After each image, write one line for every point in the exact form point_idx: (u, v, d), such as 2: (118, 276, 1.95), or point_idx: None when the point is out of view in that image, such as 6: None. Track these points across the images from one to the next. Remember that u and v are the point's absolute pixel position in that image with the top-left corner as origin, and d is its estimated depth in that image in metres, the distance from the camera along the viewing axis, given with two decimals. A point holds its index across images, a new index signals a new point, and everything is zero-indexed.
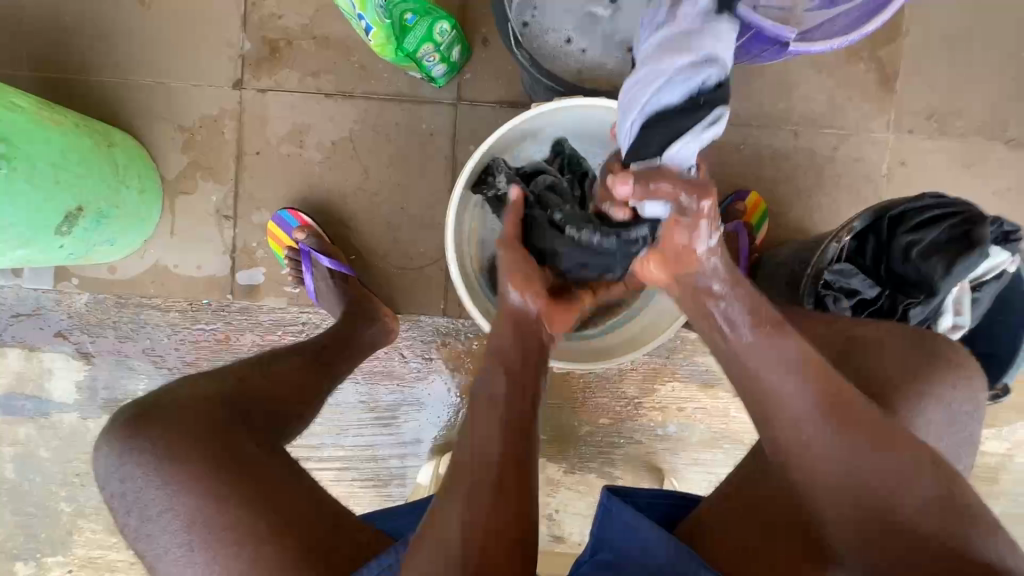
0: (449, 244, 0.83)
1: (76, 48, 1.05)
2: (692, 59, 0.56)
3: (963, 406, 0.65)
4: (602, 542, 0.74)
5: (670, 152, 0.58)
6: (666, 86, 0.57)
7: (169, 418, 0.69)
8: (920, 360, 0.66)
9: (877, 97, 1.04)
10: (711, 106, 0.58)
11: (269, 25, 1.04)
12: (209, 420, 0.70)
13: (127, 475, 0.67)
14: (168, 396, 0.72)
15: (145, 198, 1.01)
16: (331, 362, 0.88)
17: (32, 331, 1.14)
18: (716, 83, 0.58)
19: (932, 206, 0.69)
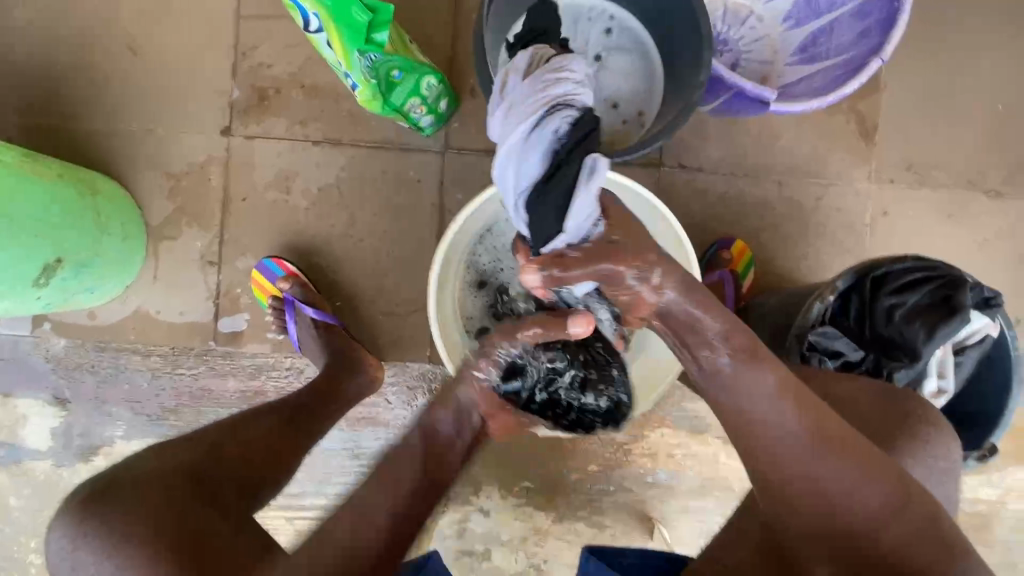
0: (432, 307, 0.83)
1: (63, 94, 1.05)
2: (530, 126, 0.55)
3: (935, 457, 0.64)
4: None
5: (565, 221, 0.59)
6: (523, 163, 0.56)
7: (129, 491, 0.63)
8: (897, 406, 0.66)
9: (858, 147, 1.06)
10: (578, 155, 0.56)
11: (259, 73, 1.05)
12: (173, 494, 0.64)
13: (80, 561, 0.60)
14: (128, 469, 0.67)
15: (129, 245, 1.00)
16: (313, 419, 0.85)
17: (6, 376, 1.12)
18: (575, 124, 0.56)
19: (913, 268, 0.69)
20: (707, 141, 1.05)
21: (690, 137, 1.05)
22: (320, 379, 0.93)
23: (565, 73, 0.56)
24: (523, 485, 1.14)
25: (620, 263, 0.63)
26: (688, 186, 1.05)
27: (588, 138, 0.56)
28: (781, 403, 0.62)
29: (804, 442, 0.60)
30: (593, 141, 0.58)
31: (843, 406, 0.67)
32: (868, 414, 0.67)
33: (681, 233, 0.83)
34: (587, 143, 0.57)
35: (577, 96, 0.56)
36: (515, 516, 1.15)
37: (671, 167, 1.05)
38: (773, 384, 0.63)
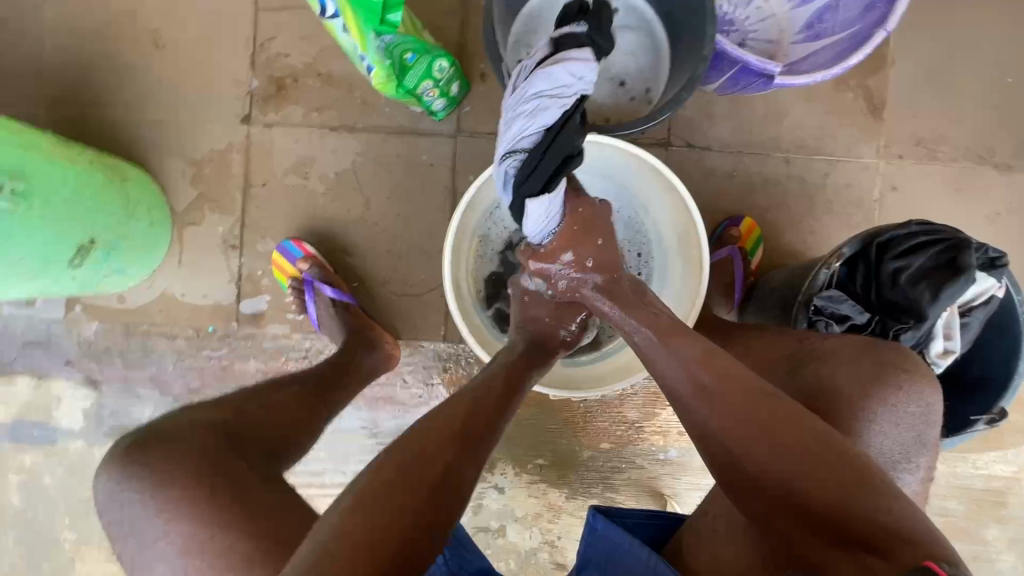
0: (447, 275, 0.84)
1: (91, 87, 1.10)
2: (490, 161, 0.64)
3: (897, 402, 0.64)
4: (587, 561, 0.75)
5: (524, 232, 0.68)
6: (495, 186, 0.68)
7: (167, 442, 0.67)
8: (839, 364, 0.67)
9: (865, 124, 1.07)
10: (517, 197, 0.62)
11: (276, 63, 1.09)
12: (207, 445, 0.68)
13: (127, 502, 0.65)
14: (164, 425, 0.71)
15: (155, 229, 1.04)
16: (333, 390, 0.88)
17: (42, 359, 1.17)
18: (523, 162, 0.59)
19: (917, 233, 0.70)
20: (714, 120, 1.06)
21: (697, 116, 1.06)
22: (337, 353, 0.96)
23: (520, 107, 0.57)
24: (537, 463, 1.17)
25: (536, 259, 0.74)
26: (696, 165, 1.07)
27: (537, 173, 0.59)
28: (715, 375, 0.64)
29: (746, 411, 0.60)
30: (541, 180, 0.60)
31: (819, 363, 0.68)
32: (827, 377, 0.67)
33: (692, 200, 0.80)
34: (534, 178, 0.60)
35: (524, 135, 0.57)
36: (529, 493, 1.17)
37: (678, 146, 1.07)
38: (696, 353, 0.66)
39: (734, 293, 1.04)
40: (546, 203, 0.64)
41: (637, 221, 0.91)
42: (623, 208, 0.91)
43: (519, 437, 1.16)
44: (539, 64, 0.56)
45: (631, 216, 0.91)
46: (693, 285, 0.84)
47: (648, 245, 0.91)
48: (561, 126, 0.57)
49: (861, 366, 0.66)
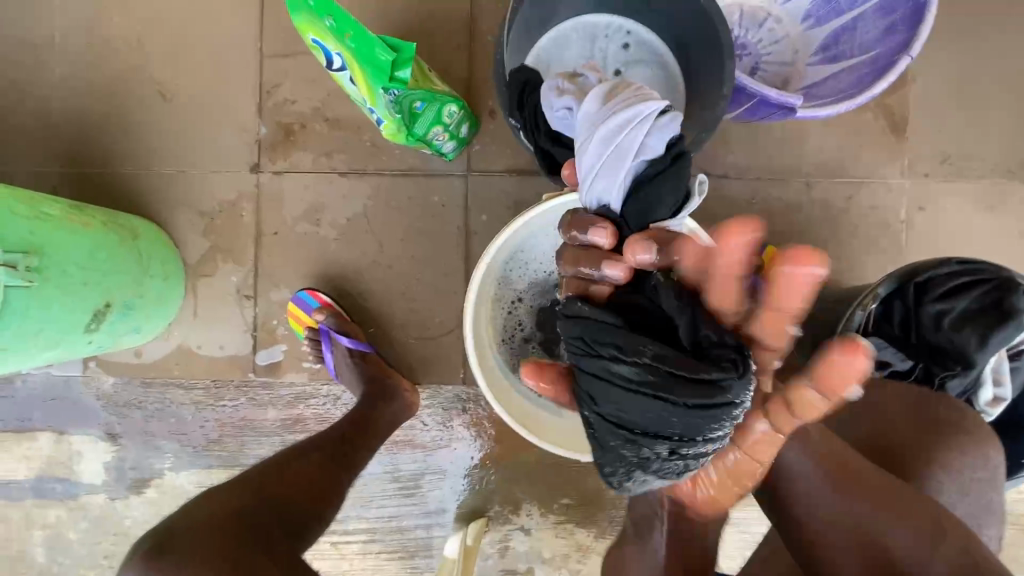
0: (467, 327, 0.82)
1: (100, 142, 1.10)
2: (662, 106, 0.57)
3: (967, 470, 0.65)
4: None
5: (676, 214, 0.60)
6: (653, 138, 0.56)
7: (186, 541, 0.64)
8: (911, 441, 0.66)
9: (887, 143, 1.03)
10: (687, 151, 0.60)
11: (284, 110, 1.08)
12: (227, 540, 0.65)
13: None
14: (183, 519, 0.68)
15: (169, 284, 1.03)
16: (352, 449, 0.89)
17: (62, 415, 1.17)
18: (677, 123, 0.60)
19: (959, 272, 0.67)
20: (731, 147, 1.04)
21: (713, 145, 1.04)
22: (355, 410, 0.95)
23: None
24: (563, 502, 1.13)
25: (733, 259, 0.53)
26: (715, 193, 1.04)
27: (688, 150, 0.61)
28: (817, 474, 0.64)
29: (858, 517, 0.60)
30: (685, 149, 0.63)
31: (874, 426, 0.69)
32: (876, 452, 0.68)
33: None
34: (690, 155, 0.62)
35: None
36: (557, 533, 1.14)
37: (695, 175, 1.04)
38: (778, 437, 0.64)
39: None
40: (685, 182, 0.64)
41: None
42: None
43: (543, 477, 1.12)
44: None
45: None
46: None
47: None
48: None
49: (939, 446, 0.65)
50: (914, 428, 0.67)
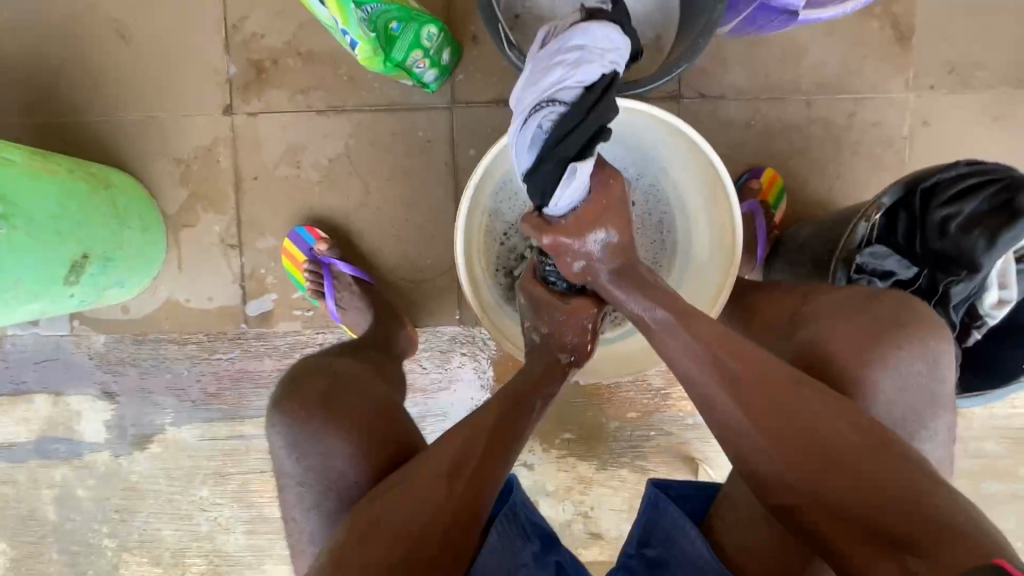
0: (460, 250, 0.77)
1: (60, 89, 1.03)
2: (520, 116, 0.58)
3: (904, 364, 0.62)
4: (649, 538, 0.75)
5: (550, 203, 0.62)
6: (518, 149, 0.60)
7: (324, 390, 0.74)
8: (847, 345, 0.63)
9: (892, 55, 0.98)
10: (562, 146, 0.57)
11: (253, 45, 1.01)
12: (354, 394, 0.74)
13: (296, 444, 0.71)
14: (321, 372, 0.77)
15: (150, 236, 1.00)
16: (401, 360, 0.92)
17: (56, 376, 1.15)
18: (559, 115, 0.56)
19: (967, 175, 0.65)
20: (728, 66, 0.99)
21: (710, 64, 0.98)
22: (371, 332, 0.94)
23: (560, 58, 0.56)
24: (564, 437, 1.16)
25: (548, 233, 0.65)
26: (711, 116, 1.00)
27: (573, 133, 0.56)
28: (757, 398, 0.60)
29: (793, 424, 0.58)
30: (583, 133, 0.56)
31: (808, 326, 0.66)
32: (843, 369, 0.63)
33: (725, 172, 0.73)
34: (570, 146, 0.57)
35: (562, 85, 0.56)
36: (558, 467, 1.17)
37: (691, 98, 1.00)
38: (714, 336, 0.63)
39: (758, 248, 0.99)
40: (585, 169, 0.59)
41: (659, 188, 0.84)
42: (643, 175, 0.85)
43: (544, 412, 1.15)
44: (583, 31, 0.57)
45: (651, 183, 0.84)
46: (723, 257, 0.79)
47: (669, 213, 0.85)
48: (604, 80, 0.57)
49: (874, 349, 0.62)
50: (856, 333, 0.63)
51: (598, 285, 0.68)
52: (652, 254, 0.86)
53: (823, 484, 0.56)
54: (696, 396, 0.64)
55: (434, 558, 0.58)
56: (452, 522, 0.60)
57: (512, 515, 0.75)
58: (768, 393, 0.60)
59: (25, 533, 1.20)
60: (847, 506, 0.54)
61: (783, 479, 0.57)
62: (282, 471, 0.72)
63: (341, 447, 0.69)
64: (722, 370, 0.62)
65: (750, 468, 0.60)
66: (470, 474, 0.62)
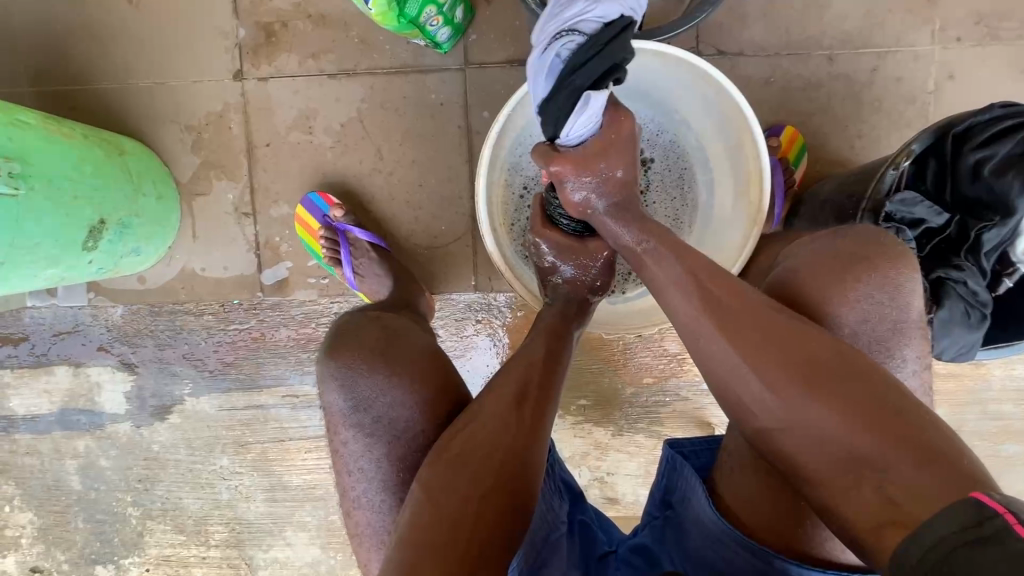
0: (480, 205, 0.77)
1: (69, 56, 1.02)
2: (540, 44, 0.57)
3: (863, 297, 0.62)
4: (670, 499, 0.73)
5: (560, 131, 0.63)
6: (533, 79, 0.60)
7: (379, 342, 0.73)
8: (831, 277, 0.62)
9: (918, 6, 0.95)
10: (577, 78, 0.56)
11: (262, 7, 1.00)
12: (409, 347, 0.73)
13: (356, 394, 0.71)
14: (371, 323, 0.76)
15: (164, 204, 1.00)
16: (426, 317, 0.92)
17: (75, 347, 1.16)
18: (578, 46, 0.56)
19: (1002, 118, 0.64)
20: (748, 21, 0.96)
21: (728, 18, 0.96)
22: (397, 294, 0.94)
23: None
24: (580, 403, 1.17)
25: (551, 162, 0.67)
26: (730, 73, 0.97)
27: (586, 66, 0.56)
28: (752, 329, 0.58)
29: (780, 355, 0.57)
30: (600, 67, 0.56)
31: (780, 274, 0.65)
32: (864, 314, 0.62)
33: (752, 119, 0.72)
34: (585, 78, 0.56)
35: (584, 16, 0.55)
36: (574, 433, 1.17)
37: (709, 55, 0.97)
38: (704, 271, 0.63)
39: (775, 208, 0.97)
40: (597, 102, 0.59)
41: (680, 144, 0.85)
42: (664, 131, 0.85)
43: None
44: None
45: (672, 139, 0.85)
46: (748, 207, 0.78)
47: (691, 168, 0.85)
48: (625, 18, 0.56)
49: (848, 282, 0.62)
50: (839, 268, 0.62)
51: (596, 217, 0.70)
52: (672, 211, 0.87)
53: (809, 416, 0.54)
54: (679, 326, 0.63)
55: (520, 487, 0.61)
56: (510, 476, 0.61)
57: (550, 472, 0.73)
58: (755, 322, 0.59)
59: (50, 502, 1.22)
60: (824, 434, 0.54)
61: (763, 408, 0.57)
62: (340, 424, 0.71)
63: (402, 398, 0.70)
64: (707, 299, 0.61)
65: (730, 398, 0.59)
66: (515, 435, 0.63)
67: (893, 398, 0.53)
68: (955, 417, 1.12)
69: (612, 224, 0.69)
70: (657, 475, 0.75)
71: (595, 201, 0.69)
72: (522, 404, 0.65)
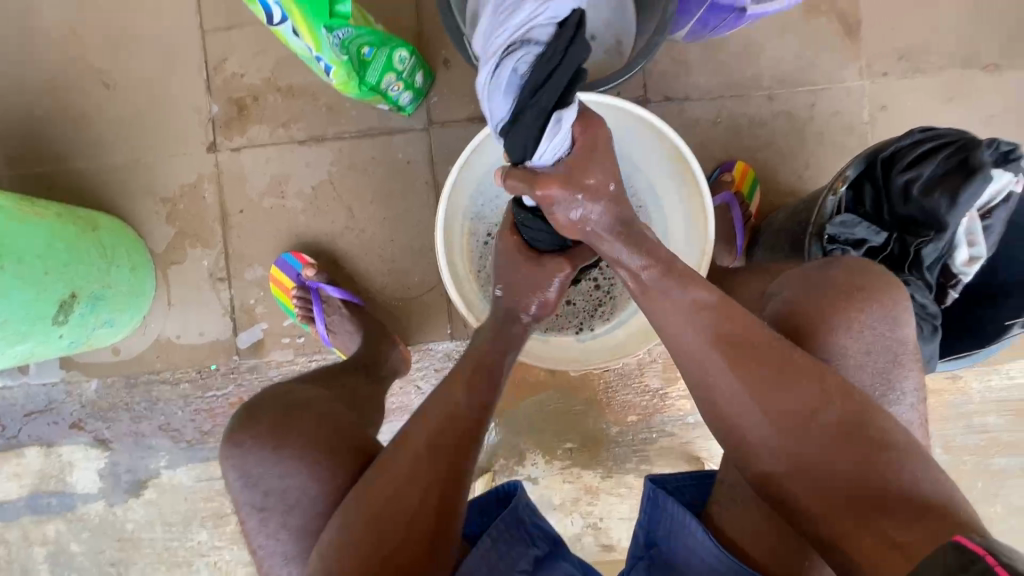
0: (439, 252, 0.79)
1: (47, 140, 1.06)
2: (491, 61, 0.50)
3: (870, 324, 0.64)
4: (655, 537, 0.71)
5: (531, 155, 0.59)
6: (493, 103, 0.53)
7: (283, 415, 0.73)
8: (831, 305, 0.65)
9: (844, 47, 1.03)
10: (543, 95, 0.51)
11: (233, 84, 1.05)
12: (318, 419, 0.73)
13: (257, 473, 0.70)
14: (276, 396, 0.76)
15: (138, 274, 1.01)
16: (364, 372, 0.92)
17: (46, 426, 1.14)
18: (535, 58, 0.50)
19: (924, 140, 0.68)
20: (690, 69, 1.03)
21: (671, 68, 1.03)
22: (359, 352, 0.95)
23: None
24: (566, 447, 1.15)
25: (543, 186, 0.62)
26: (679, 117, 1.04)
27: (549, 87, 0.51)
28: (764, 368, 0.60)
29: (790, 394, 0.59)
30: (564, 78, 0.51)
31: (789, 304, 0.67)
32: (864, 333, 0.64)
33: (689, 154, 0.77)
34: (551, 93, 0.51)
35: (533, 21, 0.48)
36: (563, 479, 1.15)
37: (657, 101, 1.04)
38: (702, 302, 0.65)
39: (736, 239, 1.02)
40: (568, 117, 0.56)
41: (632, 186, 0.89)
42: None
43: (545, 424, 1.15)
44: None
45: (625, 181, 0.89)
46: (698, 237, 0.81)
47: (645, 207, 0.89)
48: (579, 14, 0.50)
49: (852, 313, 0.64)
50: (834, 297, 0.65)
51: (593, 235, 0.67)
52: None
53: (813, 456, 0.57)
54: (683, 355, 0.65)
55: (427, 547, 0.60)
56: (415, 535, 0.60)
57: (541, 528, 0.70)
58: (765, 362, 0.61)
59: None
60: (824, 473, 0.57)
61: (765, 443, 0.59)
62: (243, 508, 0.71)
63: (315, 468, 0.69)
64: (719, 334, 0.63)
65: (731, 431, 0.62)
66: (425, 492, 0.61)
67: (890, 442, 0.56)
68: (942, 433, 1.12)
69: (618, 247, 0.67)
70: (641, 515, 0.72)
71: (592, 221, 0.65)
72: (428, 456, 0.63)
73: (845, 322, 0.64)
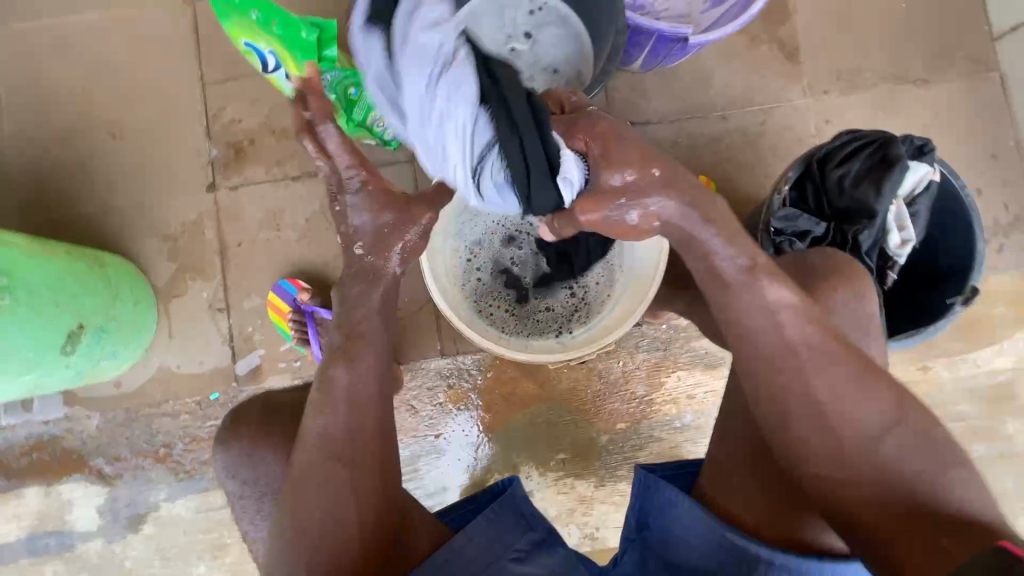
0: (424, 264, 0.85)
1: (56, 188, 1.14)
2: (482, 185, 0.70)
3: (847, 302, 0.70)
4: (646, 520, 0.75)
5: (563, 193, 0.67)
6: (502, 188, 0.70)
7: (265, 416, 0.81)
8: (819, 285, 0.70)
9: (786, 70, 1.14)
10: (528, 153, 0.65)
11: (231, 129, 1.14)
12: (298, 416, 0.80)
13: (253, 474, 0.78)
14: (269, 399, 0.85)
15: (141, 307, 1.06)
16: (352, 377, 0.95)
17: (47, 465, 1.16)
18: (493, 149, 0.67)
19: (849, 141, 0.76)
20: (649, 96, 1.13)
21: (632, 96, 1.13)
22: None
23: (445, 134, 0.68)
24: (559, 458, 1.18)
25: (585, 211, 0.65)
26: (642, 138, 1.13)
27: (524, 141, 0.65)
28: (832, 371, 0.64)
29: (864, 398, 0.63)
30: (522, 132, 0.65)
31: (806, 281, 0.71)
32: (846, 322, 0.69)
33: None
34: (527, 146, 0.66)
35: (471, 133, 0.67)
36: (558, 490, 1.17)
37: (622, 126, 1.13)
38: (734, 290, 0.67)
39: None
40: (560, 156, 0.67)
41: None
42: None
43: (537, 437, 1.18)
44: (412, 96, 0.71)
45: None
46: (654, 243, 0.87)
47: None
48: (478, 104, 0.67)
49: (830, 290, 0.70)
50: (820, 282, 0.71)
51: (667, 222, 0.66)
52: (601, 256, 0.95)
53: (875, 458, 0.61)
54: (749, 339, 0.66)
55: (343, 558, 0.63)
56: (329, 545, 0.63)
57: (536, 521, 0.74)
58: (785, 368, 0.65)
59: None
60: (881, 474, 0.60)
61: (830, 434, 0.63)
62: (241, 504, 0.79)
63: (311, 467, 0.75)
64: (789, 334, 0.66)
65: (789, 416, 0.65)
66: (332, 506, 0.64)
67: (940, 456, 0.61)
68: None
69: (703, 229, 0.66)
70: (632, 498, 0.76)
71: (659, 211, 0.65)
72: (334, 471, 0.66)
73: (836, 318, 0.68)
